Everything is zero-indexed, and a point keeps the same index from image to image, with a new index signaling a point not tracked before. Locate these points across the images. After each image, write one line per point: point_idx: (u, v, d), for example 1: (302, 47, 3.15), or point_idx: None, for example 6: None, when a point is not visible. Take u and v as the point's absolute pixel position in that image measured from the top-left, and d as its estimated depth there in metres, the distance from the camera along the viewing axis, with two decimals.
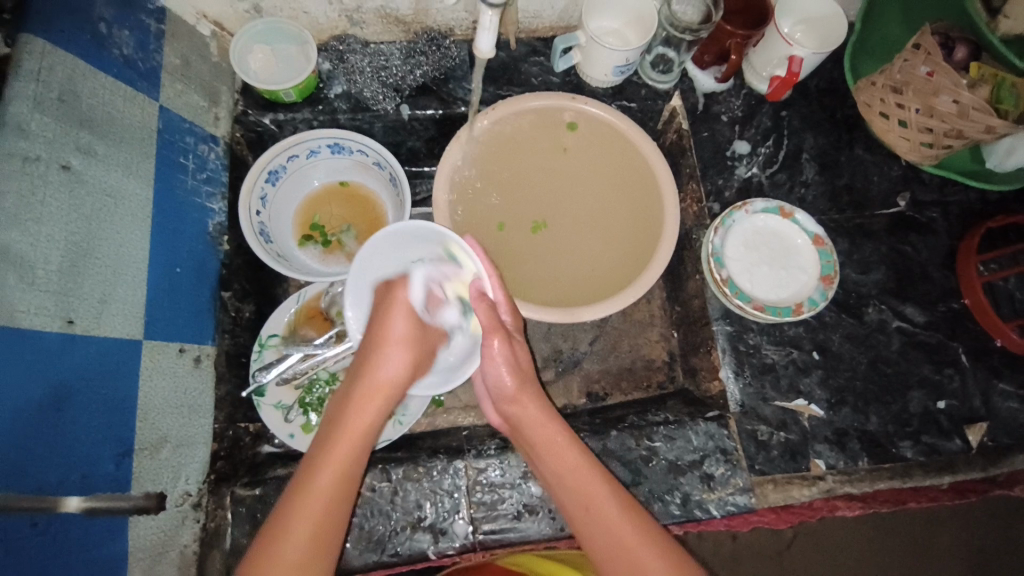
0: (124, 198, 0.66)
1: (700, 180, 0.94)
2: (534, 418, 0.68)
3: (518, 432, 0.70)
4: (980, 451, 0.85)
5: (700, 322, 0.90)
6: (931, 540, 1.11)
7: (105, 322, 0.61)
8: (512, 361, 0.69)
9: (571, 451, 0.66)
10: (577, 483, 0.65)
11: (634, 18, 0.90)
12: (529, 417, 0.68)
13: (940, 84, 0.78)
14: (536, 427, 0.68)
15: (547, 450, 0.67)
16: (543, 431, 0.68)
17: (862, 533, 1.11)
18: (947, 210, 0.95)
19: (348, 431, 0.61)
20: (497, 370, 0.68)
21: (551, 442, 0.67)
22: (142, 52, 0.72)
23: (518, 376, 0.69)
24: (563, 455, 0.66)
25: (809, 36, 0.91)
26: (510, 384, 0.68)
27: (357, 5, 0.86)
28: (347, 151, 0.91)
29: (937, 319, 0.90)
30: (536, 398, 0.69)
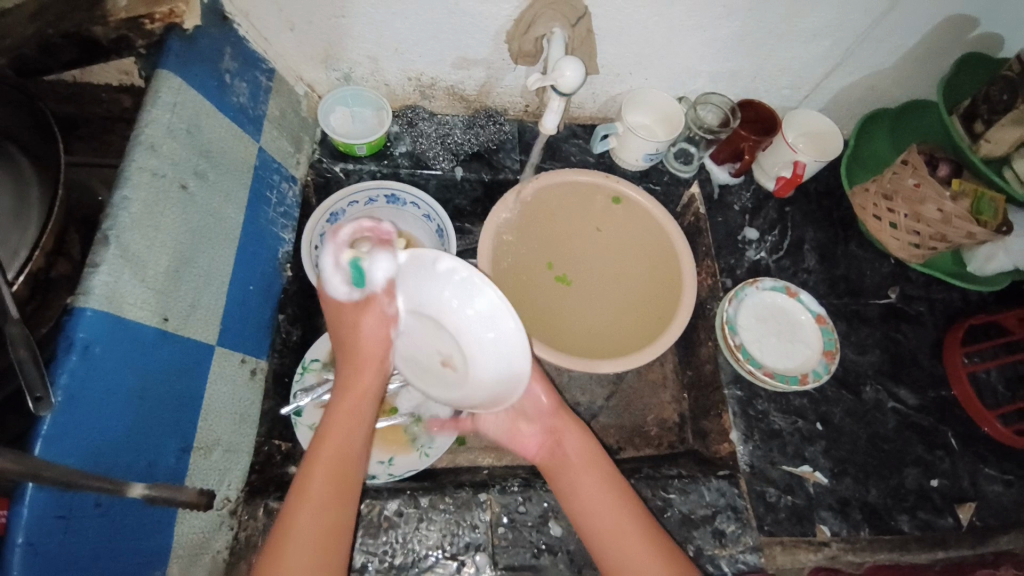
0: (221, 219, 0.75)
1: (715, 258, 1.05)
2: (579, 446, 0.78)
3: (558, 458, 0.79)
4: (972, 532, 0.89)
5: (711, 386, 0.97)
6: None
7: (189, 325, 0.68)
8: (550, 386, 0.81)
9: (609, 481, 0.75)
10: (615, 517, 0.72)
11: (662, 117, 1.05)
12: (572, 444, 0.79)
13: (926, 193, 0.91)
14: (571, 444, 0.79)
15: (584, 468, 0.76)
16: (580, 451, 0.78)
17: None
18: (933, 305, 1.06)
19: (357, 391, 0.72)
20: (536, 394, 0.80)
21: (586, 460, 0.77)
22: (252, 101, 0.84)
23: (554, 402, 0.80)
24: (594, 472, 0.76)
25: (810, 147, 1.06)
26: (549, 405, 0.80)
27: (431, 83, 1.00)
28: (401, 202, 1.02)
29: (927, 403, 0.97)
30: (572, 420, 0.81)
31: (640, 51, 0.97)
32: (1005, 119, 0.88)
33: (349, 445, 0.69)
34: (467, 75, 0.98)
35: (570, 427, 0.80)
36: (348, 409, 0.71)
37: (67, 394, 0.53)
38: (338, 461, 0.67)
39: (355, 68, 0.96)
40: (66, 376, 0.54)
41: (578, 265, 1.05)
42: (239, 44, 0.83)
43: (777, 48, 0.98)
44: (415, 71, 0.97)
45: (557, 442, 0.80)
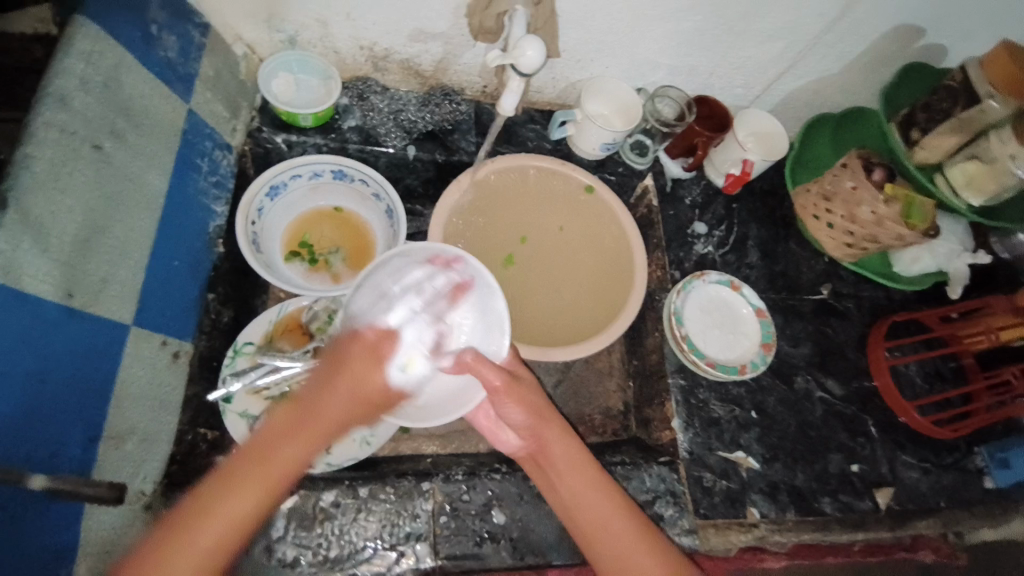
0: (142, 186, 0.68)
1: (665, 250, 1.07)
2: (563, 450, 0.72)
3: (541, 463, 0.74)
4: (888, 514, 0.97)
5: (656, 375, 0.99)
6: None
7: (101, 302, 0.62)
8: (530, 405, 0.71)
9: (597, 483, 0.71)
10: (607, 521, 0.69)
11: (620, 107, 1.04)
12: (557, 450, 0.72)
13: (862, 196, 0.96)
14: (560, 463, 0.72)
15: (570, 474, 0.71)
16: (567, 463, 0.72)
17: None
18: (860, 302, 1.13)
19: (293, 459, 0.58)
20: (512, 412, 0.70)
21: (582, 472, 0.71)
22: (183, 58, 0.76)
23: (535, 412, 0.71)
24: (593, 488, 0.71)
25: (758, 145, 1.09)
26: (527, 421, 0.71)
27: (384, 54, 0.95)
28: (348, 179, 0.96)
29: (851, 393, 1.04)
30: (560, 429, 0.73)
31: (601, 38, 0.96)
32: (944, 127, 0.92)
33: (285, 484, 0.58)
34: (424, 49, 0.94)
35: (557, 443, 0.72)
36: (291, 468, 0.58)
37: None
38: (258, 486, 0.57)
39: (301, 32, 0.90)
40: None
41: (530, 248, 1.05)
42: None
43: (733, 47, 0.99)
44: (367, 41, 0.92)
45: (546, 457, 0.73)
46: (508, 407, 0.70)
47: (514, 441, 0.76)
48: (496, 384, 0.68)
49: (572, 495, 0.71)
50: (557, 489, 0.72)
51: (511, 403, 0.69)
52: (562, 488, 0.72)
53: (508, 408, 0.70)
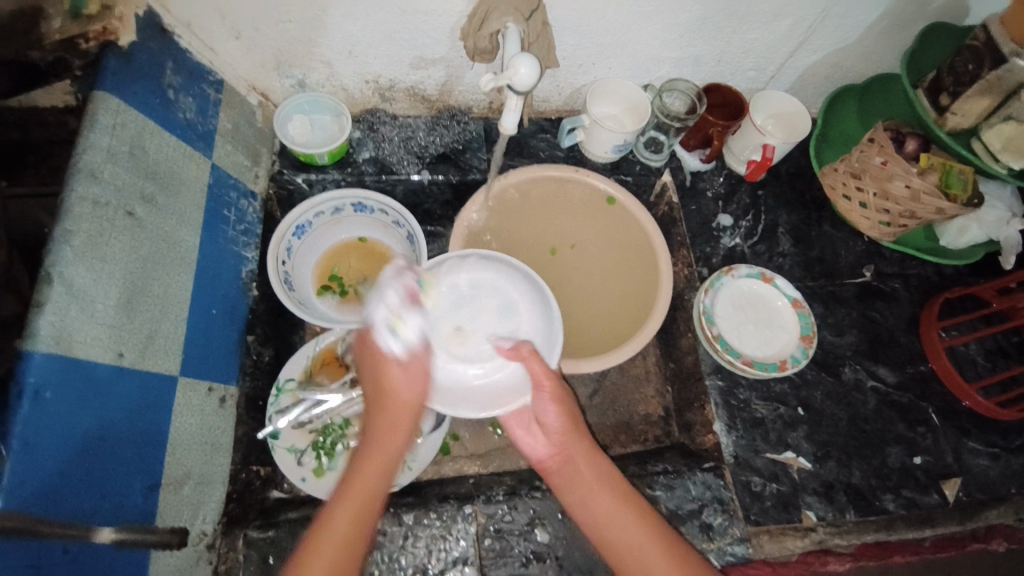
0: (175, 244, 0.72)
1: (690, 248, 1.04)
2: (587, 453, 0.72)
3: (568, 470, 0.73)
4: (958, 506, 0.91)
5: (693, 377, 0.97)
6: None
7: (147, 357, 0.65)
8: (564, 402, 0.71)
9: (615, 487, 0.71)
10: (623, 520, 0.69)
11: (630, 107, 1.03)
12: (581, 457, 0.72)
13: (893, 171, 0.91)
14: (583, 468, 0.72)
15: (596, 484, 0.71)
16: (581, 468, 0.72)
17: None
18: (908, 281, 1.06)
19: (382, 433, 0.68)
20: (549, 411, 0.71)
21: (598, 482, 0.71)
22: (201, 116, 0.81)
23: (569, 420, 0.72)
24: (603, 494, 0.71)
25: (777, 129, 1.06)
26: (561, 426, 0.72)
27: (389, 84, 0.97)
28: (369, 209, 0.99)
29: (907, 380, 0.98)
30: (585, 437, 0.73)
31: (601, 41, 0.95)
32: (972, 91, 0.86)
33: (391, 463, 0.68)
34: (427, 75, 0.95)
35: (583, 449, 0.72)
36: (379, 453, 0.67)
37: (21, 443, 0.51)
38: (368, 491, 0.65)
39: (308, 74, 0.93)
40: (19, 425, 0.51)
41: (547, 257, 1.05)
42: (181, 55, 0.79)
43: (741, 33, 0.96)
44: (371, 74, 0.94)
45: (568, 462, 0.73)
46: (546, 412, 0.71)
47: (544, 450, 0.75)
48: (543, 379, 0.70)
49: (599, 507, 0.70)
50: (585, 499, 0.71)
51: (551, 404, 0.71)
52: (594, 503, 0.71)
53: (546, 408, 0.71)
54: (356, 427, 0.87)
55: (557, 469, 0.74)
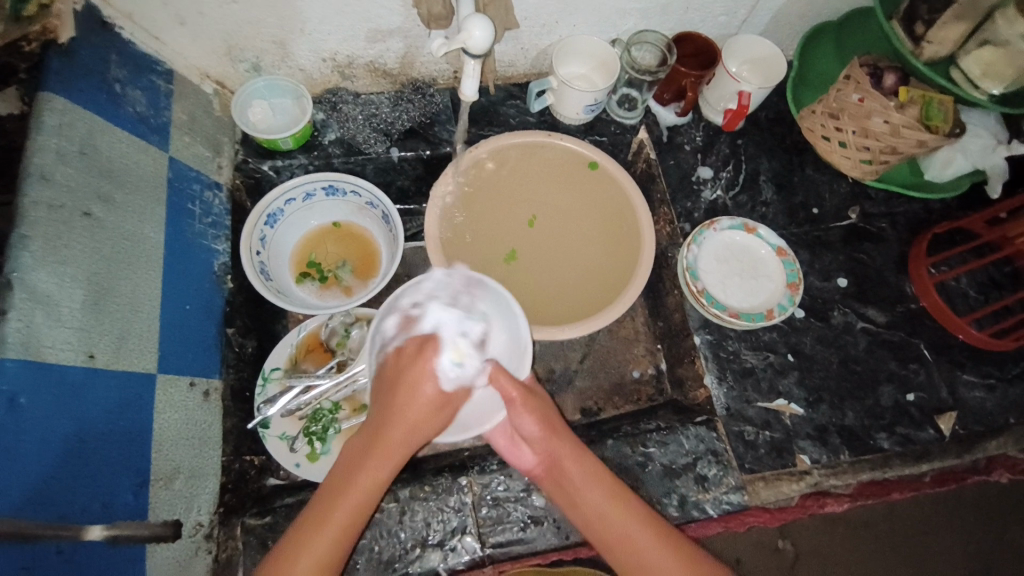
0: (139, 241, 0.71)
1: (671, 204, 1.02)
2: (570, 451, 0.71)
3: (557, 474, 0.72)
4: (954, 439, 0.91)
5: (682, 334, 0.96)
6: (959, 541, 1.02)
7: (123, 356, 0.65)
8: (540, 412, 0.71)
9: (609, 486, 0.70)
10: (619, 520, 0.69)
11: (598, 64, 1.00)
12: (569, 457, 0.71)
13: (871, 107, 0.88)
14: (574, 469, 0.70)
15: (587, 484, 0.70)
16: (568, 471, 0.71)
17: (884, 544, 1.01)
18: (895, 219, 1.04)
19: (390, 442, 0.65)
20: (528, 423, 0.70)
21: (590, 482, 0.70)
22: (153, 109, 0.79)
23: (548, 427, 0.71)
24: (599, 490, 0.70)
25: (754, 74, 1.03)
26: (541, 433, 0.71)
27: (348, 61, 0.94)
28: (341, 192, 0.97)
29: (897, 319, 0.97)
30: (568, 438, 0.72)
31: None
32: (947, 15, 0.84)
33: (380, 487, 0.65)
34: (385, 48, 0.92)
35: (567, 447, 0.71)
36: (383, 463, 0.65)
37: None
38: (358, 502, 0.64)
39: (263, 57, 0.90)
40: None
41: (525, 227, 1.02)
42: (127, 48, 0.77)
43: None
44: (328, 51, 0.91)
45: (558, 468, 0.71)
46: (524, 422, 0.70)
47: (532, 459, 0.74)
48: (513, 394, 0.69)
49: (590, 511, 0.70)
50: (576, 503, 0.71)
51: (525, 413, 0.70)
52: (584, 501, 0.70)
53: (521, 417, 0.70)
54: (347, 410, 0.87)
55: (546, 477, 0.73)
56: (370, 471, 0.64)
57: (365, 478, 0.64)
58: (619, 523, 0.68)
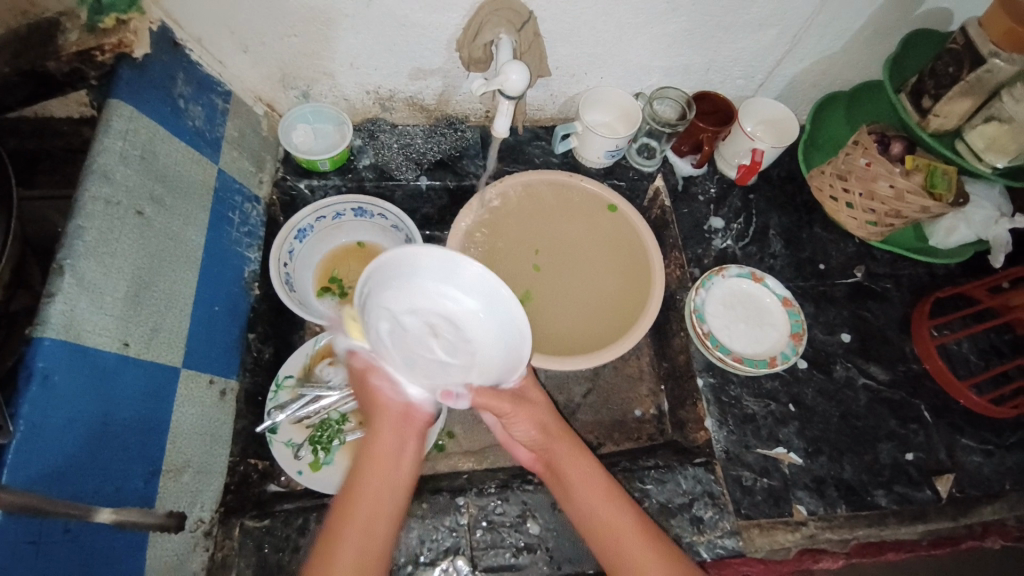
0: (181, 242, 0.76)
1: (682, 249, 1.07)
2: (567, 454, 0.75)
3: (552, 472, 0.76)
4: (951, 503, 0.91)
5: (686, 375, 0.98)
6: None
7: (153, 348, 0.69)
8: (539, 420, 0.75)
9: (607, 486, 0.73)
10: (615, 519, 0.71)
11: (622, 114, 1.07)
12: (564, 457, 0.75)
13: (877, 171, 0.93)
14: (574, 469, 0.74)
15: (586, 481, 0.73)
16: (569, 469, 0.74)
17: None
18: (899, 281, 1.07)
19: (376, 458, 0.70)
20: (526, 429, 0.75)
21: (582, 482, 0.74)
22: (209, 124, 0.85)
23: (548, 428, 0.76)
24: (594, 486, 0.73)
25: (767, 134, 1.09)
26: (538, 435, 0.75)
27: (389, 95, 1.01)
28: (368, 215, 1.03)
29: (899, 378, 0.99)
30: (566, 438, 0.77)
31: (591, 51, 0.98)
32: (954, 93, 0.88)
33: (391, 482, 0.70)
34: (424, 85, 0.99)
35: (570, 454, 0.75)
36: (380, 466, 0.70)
37: (30, 422, 0.55)
38: (371, 514, 0.67)
39: (312, 85, 0.97)
40: (28, 406, 0.55)
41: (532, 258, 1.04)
42: (192, 67, 0.84)
43: (725, 42, 0.99)
44: (372, 85, 0.98)
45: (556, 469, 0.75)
46: (553, 439, 0.76)
47: (528, 455, 0.79)
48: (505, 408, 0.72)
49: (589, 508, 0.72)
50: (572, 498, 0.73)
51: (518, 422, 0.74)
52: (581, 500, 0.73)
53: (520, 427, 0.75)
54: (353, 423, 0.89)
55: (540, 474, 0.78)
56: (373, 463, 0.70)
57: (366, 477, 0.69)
58: (607, 516, 0.71)
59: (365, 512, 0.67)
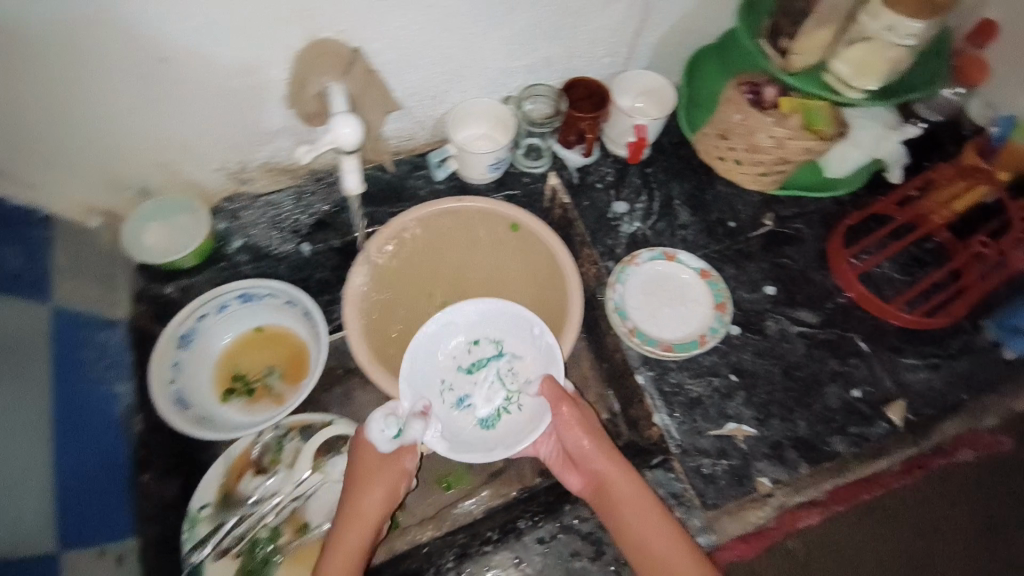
0: (21, 411, 0.68)
1: (592, 244, 1.03)
2: (616, 471, 0.76)
3: (599, 488, 0.77)
4: (908, 429, 0.90)
5: (625, 374, 0.95)
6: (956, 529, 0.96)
7: (10, 547, 0.61)
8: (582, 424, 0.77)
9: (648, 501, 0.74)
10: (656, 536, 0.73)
11: (496, 121, 1.01)
12: (612, 472, 0.76)
13: (754, 124, 0.91)
14: (617, 483, 0.75)
15: (629, 493, 0.75)
16: (615, 486, 0.75)
17: (884, 548, 0.94)
18: (809, 218, 1.06)
19: (356, 507, 0.73)
20: (576, 438, 0.77)
21: (627, 497, 0.75)
22: (30, 263, 0.76)
23: (596, 442, 0.77)
24: (637, 502, 0.74)
25: (649, 106, 1.05)
26: (587, 444, 0.76)
27: (240, 167, 0.91)
28: (256, 297, 0.94)
29: (830, 316, 0.97)
30: (608, 455, 0.77)
31: (445, 69, 0.91)
32: (810, 26, 0.86)
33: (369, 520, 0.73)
34: (274, 147, 0.89)
35: (616, 469, 0.76)
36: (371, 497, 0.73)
37: None
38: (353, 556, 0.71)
39: (149, 180, 0.87)
40: None
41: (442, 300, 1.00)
42: None
43: (576, 25, 0.94)
44: (217, 161, 0.88)
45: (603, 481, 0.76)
46: (595, 461, 0.76)
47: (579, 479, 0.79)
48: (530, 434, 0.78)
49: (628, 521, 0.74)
50: (614, 510, 0.75)
51: (571, 433, 0.76)
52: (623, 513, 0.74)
53: (569, 437, 0.77)
54: (288, 533, 0.82)
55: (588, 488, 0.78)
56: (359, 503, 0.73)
57: (359, 511, 0.73)
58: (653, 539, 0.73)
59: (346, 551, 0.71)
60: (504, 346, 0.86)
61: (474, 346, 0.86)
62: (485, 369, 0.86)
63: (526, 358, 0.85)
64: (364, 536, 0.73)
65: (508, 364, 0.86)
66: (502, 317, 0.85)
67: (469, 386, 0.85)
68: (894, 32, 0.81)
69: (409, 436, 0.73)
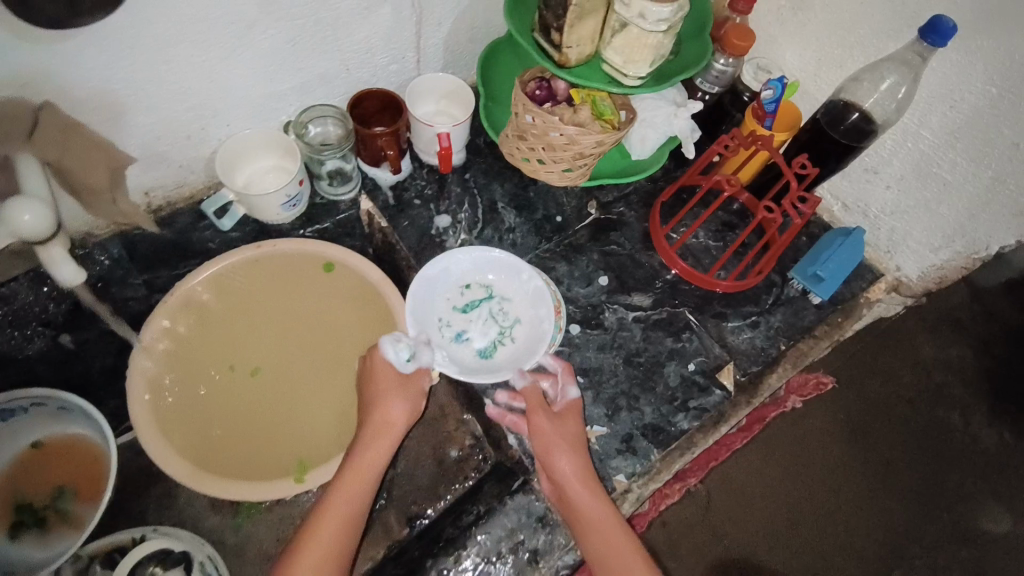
0: None
1: (418, 267, 0.96)
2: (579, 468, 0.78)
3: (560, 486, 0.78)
4: (740, 391, 0.95)
5: (474, 398, 0.91)
6: (814, 458, 1.04)
7: None
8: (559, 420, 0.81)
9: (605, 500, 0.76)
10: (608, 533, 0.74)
11: (278, 152, 0.90)
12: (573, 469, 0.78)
13: (545, 123, 0.87)
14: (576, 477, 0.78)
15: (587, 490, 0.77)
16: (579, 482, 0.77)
17: (739, 500, 1.02)
18: (629, 199, 1.08)
19: (356, 467, 0.76)
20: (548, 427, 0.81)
21: (590, 496, 0.77)
22: None
23: (570, 433, 0.81)
24: (598, 498, 0.77)
25: (449, 110, 0.99)
26: (561, 439, 0.80)
27: None
28: (15, 412, 0.80)
29: (659, 295, 1.00)
30: (580, 453, 0.79)
31: (187, 105, 0.78)
32: (571, 20, 0.81)
33: (360, 492, 0.75)
34: None
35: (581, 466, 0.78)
36: (372, 460, 0.77)
37: None
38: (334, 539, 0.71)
39: None
40: None
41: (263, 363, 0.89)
42: None
43: (338, 37, 0.83)
44: None
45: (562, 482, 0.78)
46: (563, 467, 0.78)
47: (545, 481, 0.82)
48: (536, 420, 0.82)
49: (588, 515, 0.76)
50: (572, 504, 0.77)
51: (540, 420, 0.81)
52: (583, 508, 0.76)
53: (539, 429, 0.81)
54: None
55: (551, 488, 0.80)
56: (364, 462, 0.76)
57: (367, 467, 0.76)
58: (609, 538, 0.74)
59: (334, 526, 0.72)
60: (493, 290, 0.92)
61: (467, 289, 0.92)
62: (478, 308, 0.91)
63: (512, 297, 0.92)
64: (350, 517, 0.73)
65: (498, 305, 0.92)
66: (491, 266, 0.92)
67: (466, 322, 0.90)
68: (647, 17, 0.79)
69: (421, 358, 0.83)
